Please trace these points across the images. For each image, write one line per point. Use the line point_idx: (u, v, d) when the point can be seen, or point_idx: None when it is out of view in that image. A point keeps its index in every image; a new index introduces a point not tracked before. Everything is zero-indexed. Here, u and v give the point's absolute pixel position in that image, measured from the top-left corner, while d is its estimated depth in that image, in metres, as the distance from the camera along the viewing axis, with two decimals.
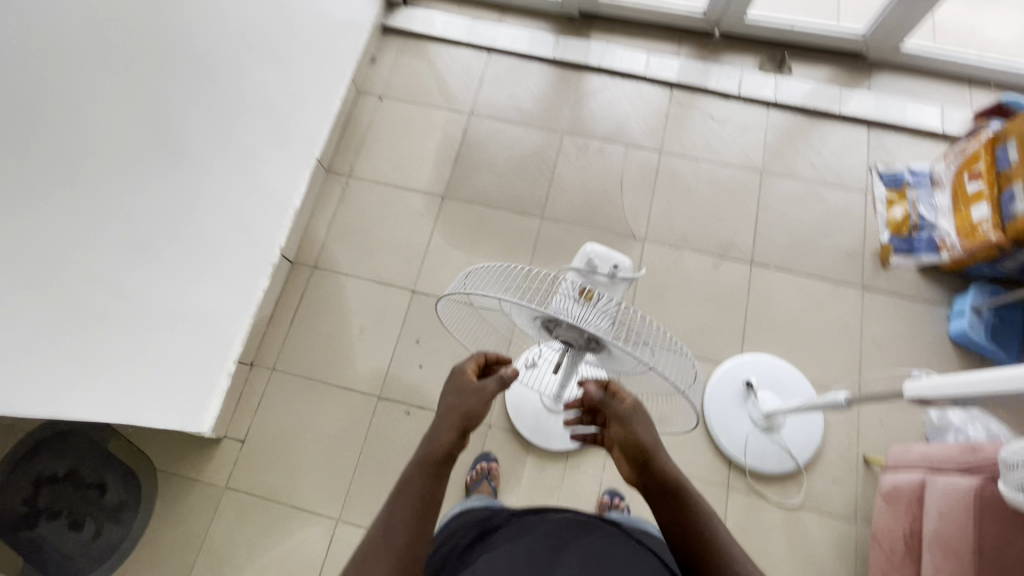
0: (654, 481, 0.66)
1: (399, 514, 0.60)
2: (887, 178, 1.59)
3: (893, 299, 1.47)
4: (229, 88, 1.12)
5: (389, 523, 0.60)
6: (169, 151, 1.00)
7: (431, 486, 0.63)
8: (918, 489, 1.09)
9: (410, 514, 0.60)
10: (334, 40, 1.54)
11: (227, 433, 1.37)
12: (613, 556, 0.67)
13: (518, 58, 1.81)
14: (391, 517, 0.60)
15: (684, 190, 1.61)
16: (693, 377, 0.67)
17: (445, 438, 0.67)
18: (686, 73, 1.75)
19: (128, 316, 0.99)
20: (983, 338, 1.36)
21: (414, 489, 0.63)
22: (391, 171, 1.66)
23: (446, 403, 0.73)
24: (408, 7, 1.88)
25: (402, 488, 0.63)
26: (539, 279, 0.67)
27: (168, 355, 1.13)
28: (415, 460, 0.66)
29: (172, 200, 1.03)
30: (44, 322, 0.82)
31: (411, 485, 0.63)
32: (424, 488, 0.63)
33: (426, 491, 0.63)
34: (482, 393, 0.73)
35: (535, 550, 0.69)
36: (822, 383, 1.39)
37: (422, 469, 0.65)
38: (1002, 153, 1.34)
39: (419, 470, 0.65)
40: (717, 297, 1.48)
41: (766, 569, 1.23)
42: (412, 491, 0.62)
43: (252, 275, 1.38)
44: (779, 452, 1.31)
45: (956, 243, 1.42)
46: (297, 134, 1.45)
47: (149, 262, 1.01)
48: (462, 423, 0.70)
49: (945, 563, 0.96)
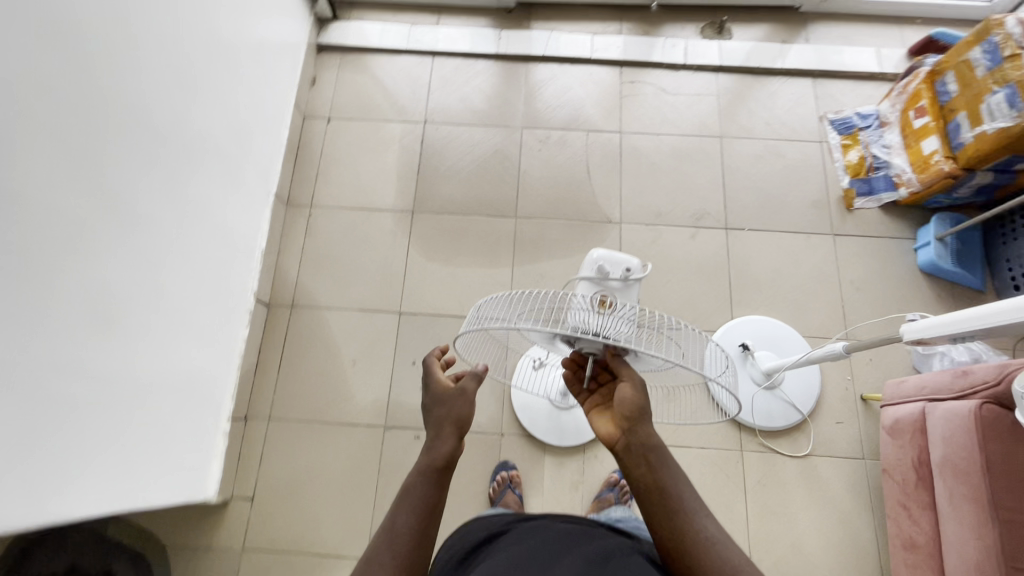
0: (638, 444, 0.65)
1: (402, 521, 0.62)
2: (839, 125, 1.64)
3: (862, 240, 1.53)
4: (171, 138, 1.05)
5: (393, 530, 0.61)
6: (120, 217, 0.93)
7: (431, 492, 0.65)
8: (918, 419, 1.12)
9: (412, 519, 0.62)
10: (270, 67, 1.46)
11: (234, 493, 1.31)
12: (616, 558, 0.61)
13: (462, 58, 1.77)
14: (393, 523, 0.62)
15: (650, 166, 1.62)
16: (724, 363, 0.68)
17: (442, 445, 0.68)
18: (632, 50, 1.75)
19: (107, 399, 0.92)
20: (951, 264, 1.43)
21: (416, 495, 0.64)
22: (354, 194, 1.61)
23: (433, 409, 0.71)
24: (339, 21, 1.81)
25: (405, 495, 0.64)
26: (552, 297, 0.67)
27: (158, 428, 1.06)
28: (416, 467, 0.67)
29: (131, 267, 0.96)
30: (22, 426, 0.75)
31: (413, 492, 0.64)
32: (426, 494, 0.64)
33: (427, 496, 0.64)
34: (464, 396, 0.70)
35: (535, 548, 0.65)
36: (812, 332, 1.44)
37: (424, 476, 0.65)
38: (942, 86, 1.40)
39: (420, 477, 0.66)
40: (699, 267, 1.51)
41: (791, 520, 1.27)
42: (415, 498, 0.64)
43: (228, 327, 1.31)
44: (784, 407, 1.35)
45: (913, 178, 1.47)
46: (250, 171, 1.38)
47: (119, 337, 0.94)
48: (455, 427, 0.69)
49: (956, 486, 0.99)
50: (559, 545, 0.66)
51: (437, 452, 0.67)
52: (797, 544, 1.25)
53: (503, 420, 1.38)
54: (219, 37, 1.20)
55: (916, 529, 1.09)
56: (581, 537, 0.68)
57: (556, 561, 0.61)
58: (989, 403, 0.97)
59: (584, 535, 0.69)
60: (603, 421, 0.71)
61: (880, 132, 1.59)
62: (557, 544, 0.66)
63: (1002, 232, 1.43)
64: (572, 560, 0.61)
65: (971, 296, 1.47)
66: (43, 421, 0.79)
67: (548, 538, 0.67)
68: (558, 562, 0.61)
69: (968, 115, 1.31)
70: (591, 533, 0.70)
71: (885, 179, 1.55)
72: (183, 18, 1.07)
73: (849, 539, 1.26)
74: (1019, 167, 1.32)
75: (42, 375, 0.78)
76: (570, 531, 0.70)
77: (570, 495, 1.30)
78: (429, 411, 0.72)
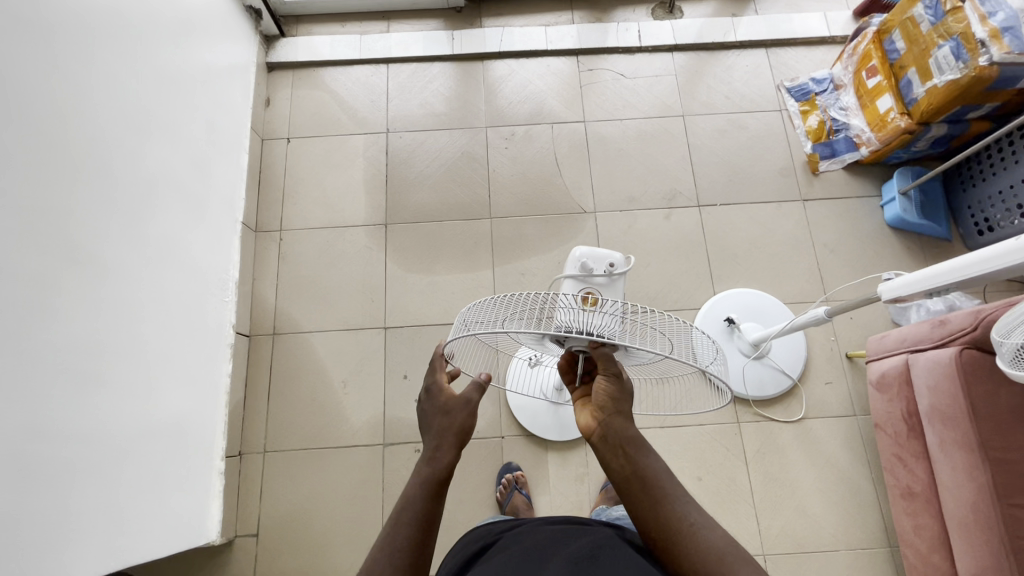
0: (614, 436, 0.62)
1: (402, 535, 0.59)
2: (796, 92, 1.67)
3: (830, 203, 1.56)
4: (127, 178, 1.01)
5: (392, 545, 0.58)
6: (82, 267, 0.89)
7: (430, 504, 0.62)
8: (903, 371, 1.14)
9: (413, 533, 0.59)
10: (220, 92, 1.42)
11: (237, 532, 1.28)
12: (607, 555, 0.60)
13: (417, 63, 1.74)
14: (393, 537, 0.59)
15: (617, 152, 1.63)
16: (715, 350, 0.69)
17: (444, 456, 0.65)
18: (586, 38, 1.75)
19: (92, 457, 0.88)
20: (917, 218, 1.48)
21: (415, 507, 0.61)
22: (323, 212, 1.57)
23: (434, 419, 0.67)
24: (286, 37, 1.76)
25: (404, 507, 0.61)
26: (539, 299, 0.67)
27: (151, 478, 1.03)
28: (414, 478, 0.63)
29: (100, 318, 0.92)
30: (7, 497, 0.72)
31: (413, 505, 0.61)
32: (425, 506, 0.61)
33: (426, 508, 0.61)
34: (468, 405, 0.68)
35: (526, 553, 0.63)
36: (793, 298, 1.47)
37: (423, 488, 0.62)
38: (889, 45, 1.43)
39: (419, 488, 0.62)
40: (677, 246, 1.52)
41: (793, 483, 1.30)
42: (415, 510, 0.61)
43: (210, 363, 1.28)
44: (774, 374, 1.37)
45: (872, 137, 1.51)
46: (213, 202, 1.34)
47: (97, 391, 0.91)
48: (457, 438, 0.66)
49: (947, 432, 1.02)
50: (549, 546, 0.64)
51: (439, 463, 0.64)
52: (801, 506, 1.28)
53: (502, 422, 1.37)
54: (164, 68, 1.16)
55: (913, 478, 1.13)
56: (572, 536, 0.67)
57: (547, 563, 0.60)
58: (969, 348, 1.01)
59: (576, 533, 0.68)
60: (581, 411, 0.68)
61: (836, 95, 1.62)
62: (548, 546, 0.64)
63: (960, 180, 1.48)
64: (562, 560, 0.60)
65: (939, 245, 1.52)
66: (26, 492, 0.75)
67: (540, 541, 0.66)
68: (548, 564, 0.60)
69: (918, 70, 1.34)
70: (583, 530, 0.68)
71: (846, 140, 1.57)
72: (123, 52, 1.03)
73: (849, 494, 1.29)
74: (970, 117, 1.37)
75: (20, 443, 0.75)
76: (561, 531, 0.68)
77: (577, 488, 1.31)
78: (427, 418, 0.68)
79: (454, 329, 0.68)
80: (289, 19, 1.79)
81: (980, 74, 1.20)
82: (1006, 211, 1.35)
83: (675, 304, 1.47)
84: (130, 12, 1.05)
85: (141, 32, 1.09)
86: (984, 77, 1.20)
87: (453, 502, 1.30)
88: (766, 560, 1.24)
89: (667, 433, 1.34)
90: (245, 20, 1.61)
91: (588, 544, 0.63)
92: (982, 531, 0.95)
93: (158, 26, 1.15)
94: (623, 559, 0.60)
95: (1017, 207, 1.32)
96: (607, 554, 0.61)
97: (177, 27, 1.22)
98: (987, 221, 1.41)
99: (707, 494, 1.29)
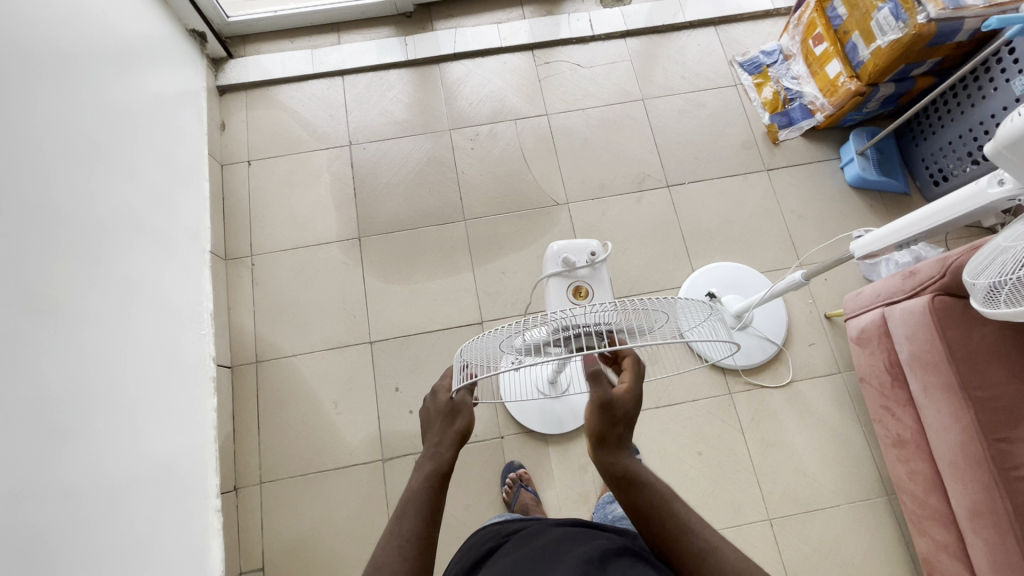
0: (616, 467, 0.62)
1: (409, 526, 0.60)
2: (748, 66, 1.71)
3: (794, 170, 1.60)
4: (83, 217, 0.97)
5: (400, 535, 0.59)
6: (45, 312, 0.84)
7: (434, 497, 0.63)
8: (881, 324, 1.17)
9: (420, 524, 0.60)
10: (172, 121, 1.37)
11: (242, 568, 1.25)
12: (618, 558, 0.58)
13: (372, 72, 1.72)
14: (402, 527, 0.60)
15: (583, 142, 1.64)
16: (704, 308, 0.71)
17: (445, 451, 0.66)
18: (539, 31, 1.75)
19: (82, 514, 0.84)
20: (875, 174, 1.53)
21: (420, 501, 0.62)
22: (294, 233, 1.54)
23: (434, 421, 0.68)
24: (235, 58, 1.71)
25: (410, 500, 0.62)
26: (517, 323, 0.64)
27: (148, 524, 0.99)
28: (419, 473, 0.64)
29: (72, 369, 0.88)
30: None
31: (420, 497, 0.62)
32: (431, 499, 0.62)
33: (432, 501, 0.63)
34: (464, 412, 0.68)
35: (533, 556, 0.61)
36: (768, 266, 1.50)
37: (429, 481, 0.63)
38: (832, 12, 1.46)
39: (425, 481, 0.63)
40: (652, 228, 1.54)
41: (789, 446, 1.33)
42: (421, 502, 0.62)
43: (195, 402, 1.24)
44: (759, 343, 1.40)
45: (825, 102, 1.55)
46: (178, 235, 1.30)
47: (80, 442, 0.87)
48: (458, 437, 0.67)
49: (929, 377, 1.05)
50: (557, 547, 0.62)
51: (441, 458, 0.65)
52: (801, 468, 1.31)
53: (500, 423, 1.37)
54: (110, 101, 1.11)
55: (901, 426, 1.16)
56: (580, 537, 0.64)
57: (554, 566, 0.58)
58: (941, 295, 1.04)
59: (584, 535, 0.65)
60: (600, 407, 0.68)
61: (787, 65, 1.65)
62: (555, 545, 0.62)
63: (912, 135, 1.54)
64: (567, 561, 0.57)
65: (899, 199, 1.57)
66: (15, 562, 0.71)
67: (547, 541, 0.64)
68: (553, 566, 0.58)
69: (862, 34, 1.38)
70: (590, 532, 0.66)
71: (801, 108, 1.61)
72: (69, 90, 0.99)
73: (843, 451, 1.33)
74: (915, 74, 1.43)
75: (4, 508, 0.71)
76: (571, 531, 0.66)
77: (580, 479, 1.31)
78: (427, 420, 0.69)
79: (454, 369, 0.70)
80: (235, 39, 1.75)
81: (920, 32, 1.24)
82: (958, 160, 1.41)
83: (657, 285, 1.49)
84: (66, 44, 1.00)
85: (80, 65, 1.04)
86: (924, 34, 1.25)
87: (460, 509, 1.29)
88: (772, 524, 1.26)
89: (664, 413, 1.35)
90: (189, 44, 1.56)
91: (596, 546, 0.60)
92: (973, 469, 0.99)
93: (102, 57, 1.11)
94: (633, 567, 0.57)
95: (968, 156, 1.38)
96: (617, 560, 0.58)
97: (118, 57, 1.17)
98: (942, 172, 1.47)
99: (709, 467, 1.31)
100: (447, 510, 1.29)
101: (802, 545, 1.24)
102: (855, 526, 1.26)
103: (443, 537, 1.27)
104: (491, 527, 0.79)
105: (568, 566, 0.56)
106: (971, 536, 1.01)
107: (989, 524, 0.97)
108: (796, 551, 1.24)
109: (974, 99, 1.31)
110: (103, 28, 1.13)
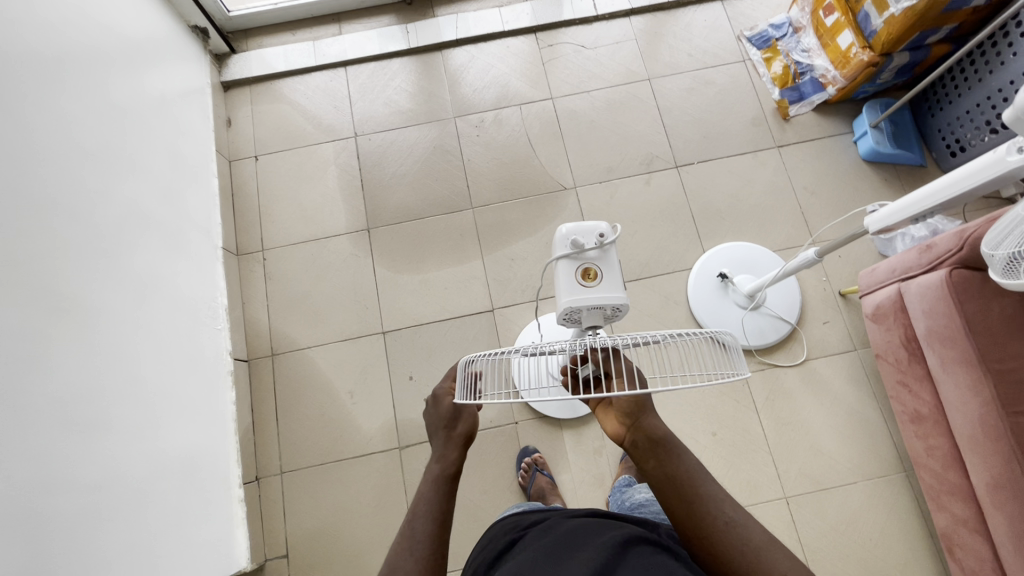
0: (644, 440, 0.63)
1: (424, 524, 0.61)
2: (756, 40, 1.67)
3: (805, 145, 1.57)
4: (94, 215, 0.98)
5: (414, 537, 0.60)
6: (61, 310, 0.86)
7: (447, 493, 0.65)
8: (897, 300, 1.16)
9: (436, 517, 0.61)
10: (179, 119, 1.38)
11: (267, 556, 1.28)
12: (638, 547, 0.59)
13: (374, 62, 1.71)
14: (419, 523, 0.61)
15: (589, 124, 1.62)
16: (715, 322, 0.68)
17: (450, 453, 0.68)
18: (541, 13, 1.72)
19: (107, 505, 0.87)
20: (889, 147, 1.50)
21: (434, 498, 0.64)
22: (304, 226, 1.55)
23: (440, 425, 0.71)
24: (237, 53, 1.71)
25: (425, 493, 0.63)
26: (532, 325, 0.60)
27: (172, 515, 1.02)
28: (428, 476, 0.67)
29: (91, 365, 0.90)
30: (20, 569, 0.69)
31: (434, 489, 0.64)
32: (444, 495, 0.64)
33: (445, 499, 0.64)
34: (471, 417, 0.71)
35: (549, 546, 0.62)
36: (780, 245, 1.48)
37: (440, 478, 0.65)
38: None
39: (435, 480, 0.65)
40: (660, 211, 1.52)
41: (804, 426, 1.33)
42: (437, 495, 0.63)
43: (214, 395, 1.26)
44: (773, 322, 1.39)
45: (836, 75, 1.52)
46: (190, 231, 1.32)
47: (103, 437, 0.89)
48: (463, 440, 0.70)
49: (948, 353, 1.04)
50: (575, 538, 0.63)
51: (447, 460, 0.68)
52: (816, 446, 1.31)
53: (514, 409, 1.38)
54: (116, 99, 1.12)
55: (919, 402, 1.15)
56: (600, 526, 0.65)
57: (574, 555, 0.59)
58: (958, 269, 1.02)
59: (603, 524, 0.66)
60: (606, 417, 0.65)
61: (797, 38, 1.62)
62: (575, 536, 0.63)
63: (928, 105, 1.50)
64: (587, 550, 0.58)
65: (914, 172, 1.54)
66: (43, 554, 0.73)
67: (566, 532, 0.65)
68: (572, 555, 0.58)
69: (874, 2, 1.34)
70: (609, 521, 0.67)
71: (812, 82, 1.58)
72: (74, 90, 0.99)
73: (859, 429, 1.32)
74: (930, 41, 1.39)
75: (32, 500, 0.73)
76: (590, 522, 0.67)
77: (595, 462, 1.32)
78: (433, 427, 0.72)
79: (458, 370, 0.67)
80: (237, 34, 1.75)
81: None
82: (976, 129, 1.37)
83: (668, 267, 1.47)
84: (69, 45, 1.01)
85: (86, 65, 1.04)
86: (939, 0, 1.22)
87: (477, 494, 1.31)
88: (788, 503, 1.26)
89: (677, 395, 1.35)
90: (192, 40, 1.56)
91: (616, 534, 0.61)
92: (992, 444, 0.98)
93: (107, 57, 1.12)
94: (654, 555, 0.58)
95: (985, 124, 1.34)
96: (637, 548, 0.59)
97: (122, 57, 1.18)
98: (959, 142, 1.43)
99: (724, 448, 1.31)
100: (466, 495, 1.31)
101: (819, 524, 1.24)
102: (872, 504, 1.26)
103: (462, 522, 1.29)
104: (510, 518, 0.80)
105: (589, 555, 0.57)
106: (992, 511, 1.00)
107: (1008, 498, 0.96)
108: (813, 531, 1.24)
109: (992, 65, 1.27)
110: (106, 28, 1.14)
